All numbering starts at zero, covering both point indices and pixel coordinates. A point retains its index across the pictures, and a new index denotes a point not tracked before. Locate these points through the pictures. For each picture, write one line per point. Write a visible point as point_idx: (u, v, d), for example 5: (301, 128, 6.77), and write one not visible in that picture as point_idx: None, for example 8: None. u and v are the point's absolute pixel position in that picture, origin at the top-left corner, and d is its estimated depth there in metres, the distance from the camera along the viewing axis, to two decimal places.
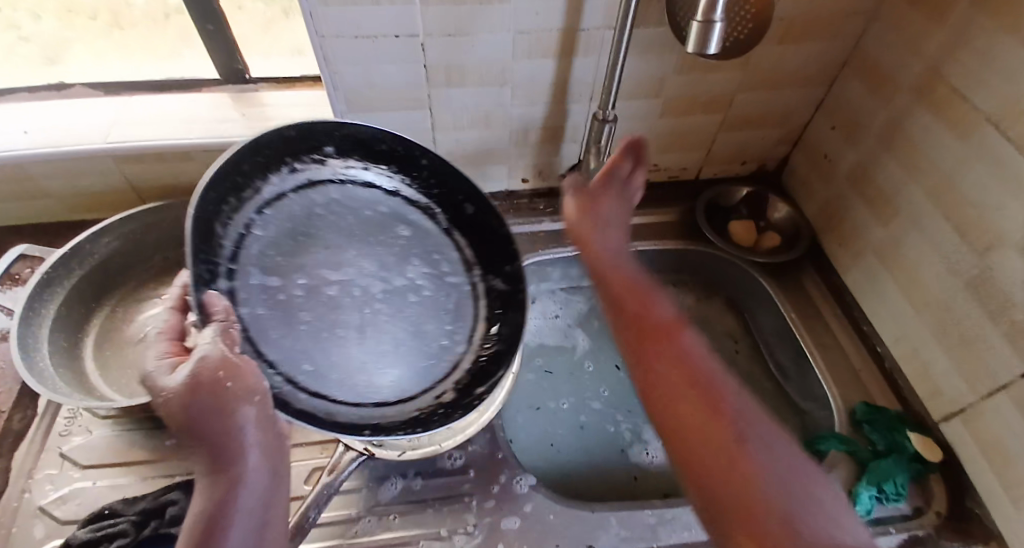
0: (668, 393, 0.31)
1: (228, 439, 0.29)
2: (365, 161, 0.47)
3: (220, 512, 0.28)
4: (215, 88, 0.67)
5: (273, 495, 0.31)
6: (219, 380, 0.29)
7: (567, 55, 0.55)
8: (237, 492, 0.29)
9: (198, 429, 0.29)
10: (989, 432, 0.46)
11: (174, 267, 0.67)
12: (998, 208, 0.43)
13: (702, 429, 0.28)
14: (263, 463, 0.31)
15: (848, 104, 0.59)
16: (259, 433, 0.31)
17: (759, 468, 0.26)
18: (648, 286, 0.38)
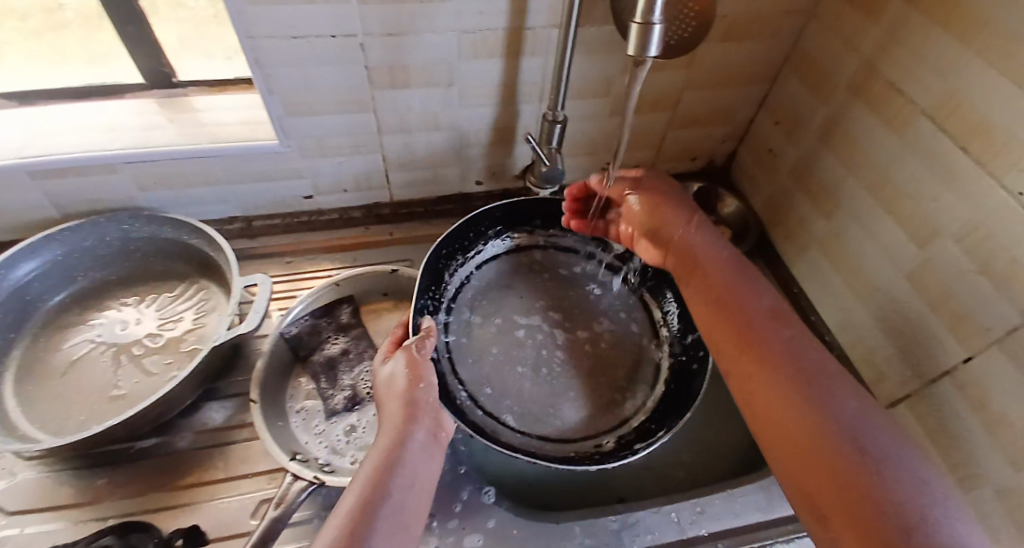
0: (778, 410, 0.36)
1: (418, 405, 0.42)
2: (509, 235, 0.64)
3: (395, 455, 0.37)
4: (142, 95, 0.62)
5: (426, 462, 0.39)
6: (419, 367, 0.45)
7: (514, 54, 0.54)
8: (407, 444, 0.38)
9: (400, 406, 0.42)
10: (933, 417, 0.47)
11: (103, 289, 0.62)
12: (934, 199, 0.44)
13: (799, 432, 0.35)
14: (426, 435, 0.40)
15: (788, 100, 0.60)
16: (428, 412, 0.42)
17: (857, 476, 0.31)
18: (777, 314, 0.42)
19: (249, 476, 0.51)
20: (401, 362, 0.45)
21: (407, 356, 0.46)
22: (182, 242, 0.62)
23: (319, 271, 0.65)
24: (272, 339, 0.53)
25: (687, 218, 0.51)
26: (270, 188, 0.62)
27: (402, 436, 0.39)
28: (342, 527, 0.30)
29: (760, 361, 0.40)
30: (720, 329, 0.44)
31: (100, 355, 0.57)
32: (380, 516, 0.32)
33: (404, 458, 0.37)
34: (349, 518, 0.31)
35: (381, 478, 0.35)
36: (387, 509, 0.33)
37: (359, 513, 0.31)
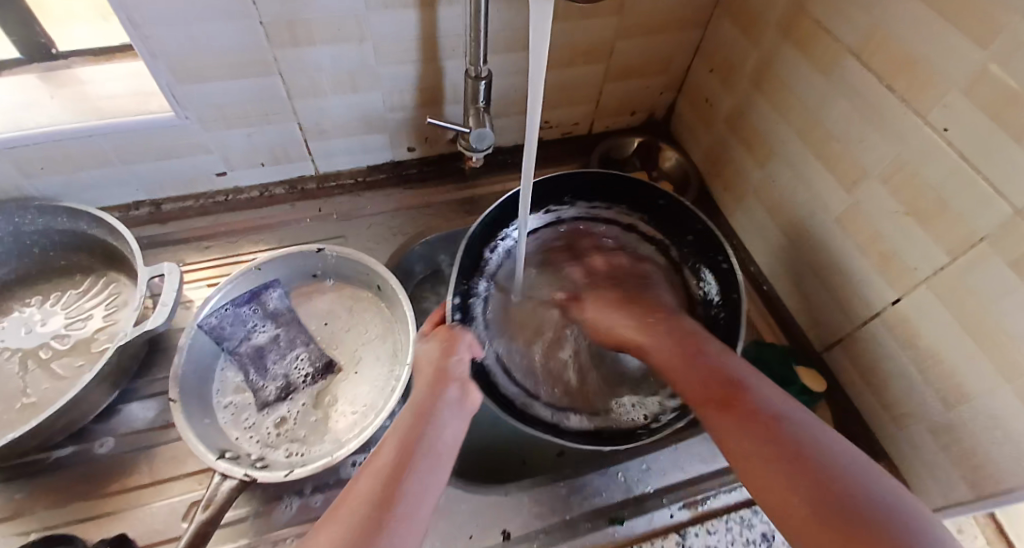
0: (740, 436, 0.35)
1: (449, 371, 0.42)
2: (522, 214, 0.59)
3: (426, 411, 0.38)
4: (12, 69, 0.55)
5: (458, 423, 0.38)
6: (452, 342, 0.45)
7: (429, 5, 0.49)
8: (436, 404, 0.39)
9: (432, 376, 0.41)
10: (867, 358, 0.48)
11: (1, 291, 0.56)
12: (861, 140, 0.44)
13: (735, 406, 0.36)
14: (457, 395, 0.40)
15: (721, 44, 0.58)
16: (456, 377, 0.41)
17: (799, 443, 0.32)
18: (689, 337, 0.45)
19: (182, 476, 0.48)
20: (436, 342, 0.45)
21: (444, 338, 0.45)
22: (83, 233, 0.56)
23: (242, 254, 0.61)
24: (191, 333, 0.49)
25: (630, 318, 0.49)
26: (177, 166, 0.57)
27: (432, 396, 0.39)
28: (376, 484, 0.31)
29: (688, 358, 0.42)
30: (679, 373, 0.42)
31: (4, 361, 0.52)
32: (413, 470, 0.33)
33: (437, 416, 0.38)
34: (381, 475, 0.32)
35: (412, 435, 0.35)
36: (421, 461, 0.33)
37: (396, 466, 0.32)
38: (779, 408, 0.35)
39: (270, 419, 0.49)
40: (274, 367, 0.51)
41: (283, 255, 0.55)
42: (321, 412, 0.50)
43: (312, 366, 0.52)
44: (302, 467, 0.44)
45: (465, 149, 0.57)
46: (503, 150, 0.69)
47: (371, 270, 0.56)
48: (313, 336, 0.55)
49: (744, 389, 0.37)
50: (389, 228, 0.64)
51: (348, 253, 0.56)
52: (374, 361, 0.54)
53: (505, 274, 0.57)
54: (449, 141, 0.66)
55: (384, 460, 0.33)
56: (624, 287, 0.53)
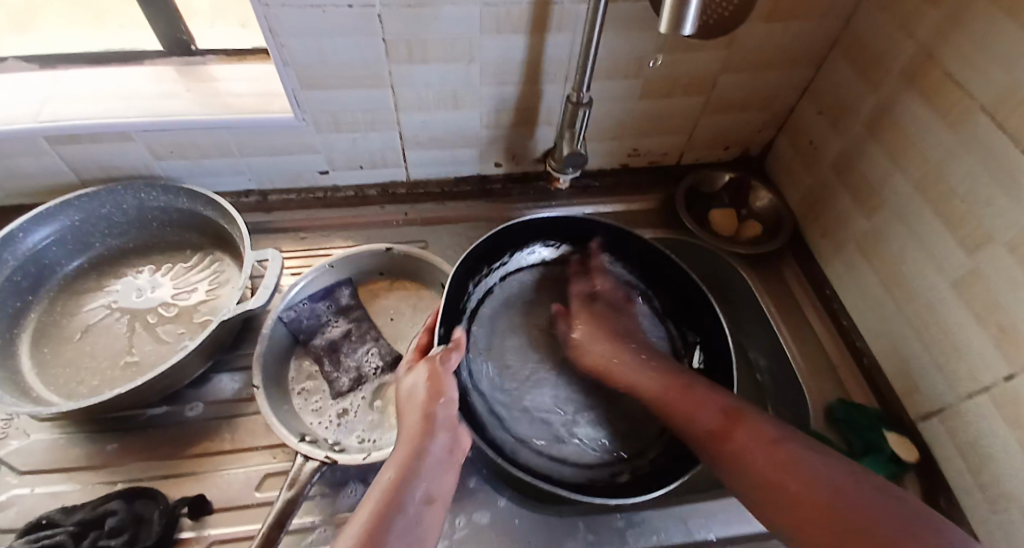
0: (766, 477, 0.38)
1: (435, 419, 0.39)
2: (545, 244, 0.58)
3: (407, 474, 0.36)
4: (160, 62, 0.61)
5: (440, 478, 0.37)
6: (441, 380, 0.41)
7: (539, 31, 0.51)
8: (423, 456, 0.37)
9: (425, 415, 0.39)
10: (966, 433, 0.44)
11: (121, 257, 0.62)
12: (987, 203, 0.41)
13: (793, 467, 0.37)
14: (445, 446, 0.39)
15: (834, 87, 0.57)
16: (446, 427, 0.40)
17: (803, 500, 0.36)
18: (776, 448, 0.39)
19: (256, 449, 0.51)
20: (423, 374, 0.42)
21: (430, 371, 0.42)
22: (196, 213, 0.61)
23: (333, 248, 0.64)
24: (271, 324, 0.52)
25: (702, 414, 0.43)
26: (284, 161, 0.61)
27: (417, 449, 0.37)
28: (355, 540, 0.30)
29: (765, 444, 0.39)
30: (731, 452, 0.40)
31: (116, 321, 0.57)
32: (390, 535, 0.31)
33: (419, 474, 0.36)
34: (357, 535, 0.31)
35: (392, 496, 0.34)
36: (396, 536, 0.31)
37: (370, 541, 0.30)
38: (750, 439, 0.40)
39: (341, 407, 0.51)
40: (346, 359, 0.54)
41: (358, 250, 0.58)
42: (388, 403, 0.52)
43: (382, 360, 0.54)
44: (378, 451, 0.46)
45: (552, 170, 0.59)
46: (587, 173, 0.69)
47: (436, 268, 0.59)
48: (381, 333, 0.57)
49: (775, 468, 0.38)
50: (470, 238, 0.66)
51: (414, 252, 0.59)
52: None
53: (492, 301, 0.55)
54: (536, 159, 0.68)
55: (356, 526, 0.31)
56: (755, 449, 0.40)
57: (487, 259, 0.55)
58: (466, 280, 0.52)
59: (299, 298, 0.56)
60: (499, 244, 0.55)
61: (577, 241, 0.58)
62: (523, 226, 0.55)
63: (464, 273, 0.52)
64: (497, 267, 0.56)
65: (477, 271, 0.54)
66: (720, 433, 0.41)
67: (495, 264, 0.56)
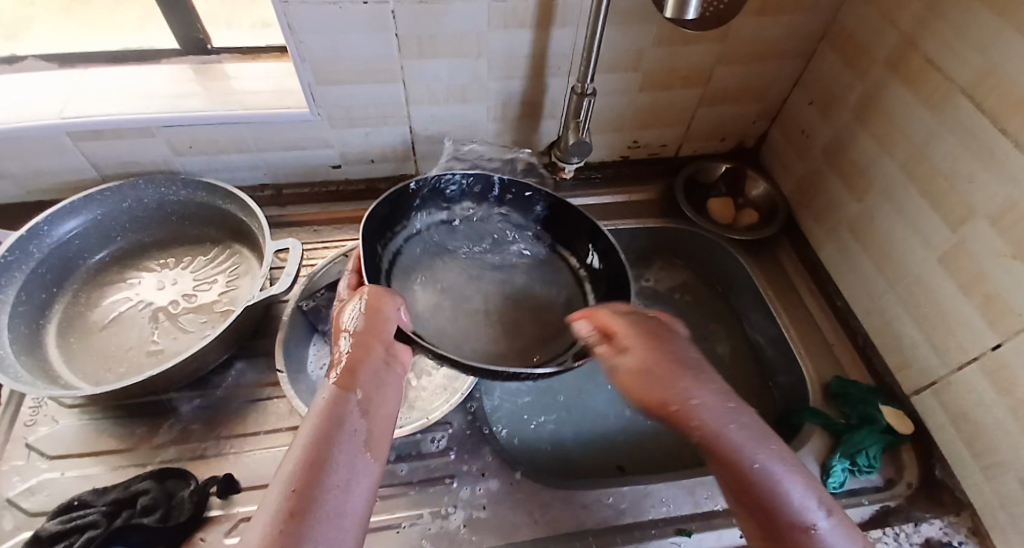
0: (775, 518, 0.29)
1: (369, 337, 0.39)
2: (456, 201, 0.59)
3: (333, 410, 0.33)
4: (176, 61, 0.63)
5: (377, 394, 0.37)
6: (379, 303, 0.42)
7: (544, 26, 0.54)
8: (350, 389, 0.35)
9: (359, 342, 0.38)
10: (956, 402, 0.47)
11: (140, 251, 0.64)
12: (971, 180, 0.43)
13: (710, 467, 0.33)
14: (385, 360, 0.39)
15: (823, 78, 0.59)
16: (382, 341, 0.39)
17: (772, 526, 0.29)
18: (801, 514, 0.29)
19: (279, 431, 0.53)
20: (361, 306, 0.41)
21: (365, 297, 0.42)
22: (214, 207, 0.63)
23: (345, 240, 0.66)
24: (291, 312, 0.54)
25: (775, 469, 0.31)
26: (297, 156, 0.64)
27: (346, 382, 0.36)
28: (305, 455, 0.30)
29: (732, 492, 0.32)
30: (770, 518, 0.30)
31: (138, 312, 0.59)
32: (338, 445, 0.31)
33: (346, 409, 0.34)
34: (297, 463, 0.29)
35: (324, 431, 0.32)
36: (343, 443, 0.32)
37: (314, 460, 0.30)
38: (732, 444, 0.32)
39: None
40: None
41: None
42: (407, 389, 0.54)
43: None
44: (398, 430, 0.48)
45: (557, 160, 0.61)
46: (591, 165, 0.71)
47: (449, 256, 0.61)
48: None
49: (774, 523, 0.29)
50: None
51: None
52: None
53: (404, 261, 0.55)
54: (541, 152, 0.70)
55: (296, 455, 0.30)
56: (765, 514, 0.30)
57: (385, 225, 0.54)
58: (376, 240, 0.52)
59: (318, 287, 0.58)
60: (399, 204, 0.55)
61: (459, 199, 0.59)
62: (428, 183, 0.56)
63: (373, 230, 0.51)
64: (397, 234, 0.55)
65: (381, 237, 0.53)
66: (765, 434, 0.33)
67: (398, 230, 0.55)
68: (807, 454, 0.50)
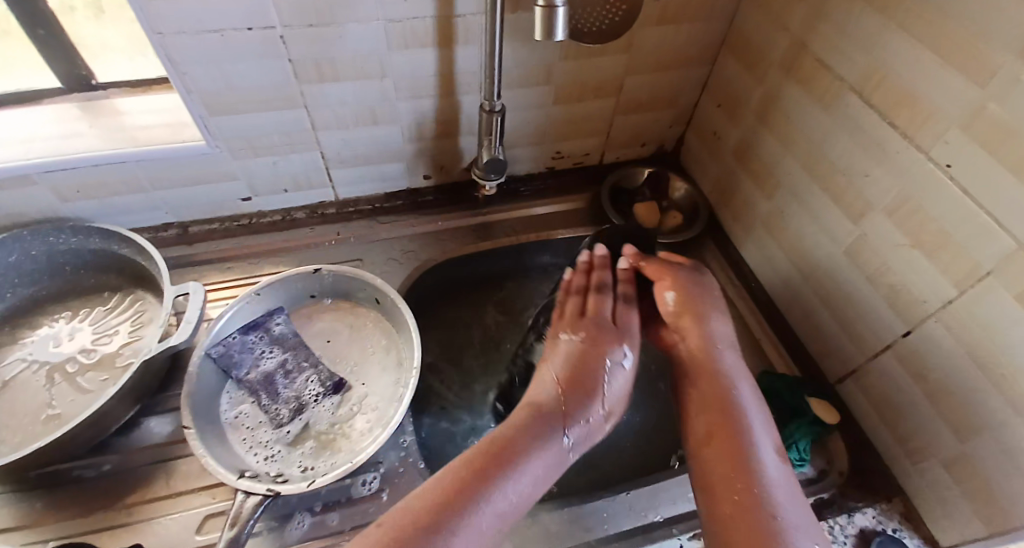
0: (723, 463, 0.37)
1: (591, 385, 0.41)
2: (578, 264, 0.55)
3: (534, 438, 0.37)
4: (59, 101, 0.59)
5: (546, 466, 0.37)
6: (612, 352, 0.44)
7: (447, 44, 0.52)
8: (552, 440, 0.38)
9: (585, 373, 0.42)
10: (876, 389, 0.48)
11: (34, 306, 0.59)
12: (865, 174, 0.45)
13: (725, 441, 0.38)
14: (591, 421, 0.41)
15: (727, 82, 0.60)
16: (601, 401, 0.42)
17: (720, 453, 0.38)
18: (727, 443, 0.38)
19: (195, 490, 0.49)
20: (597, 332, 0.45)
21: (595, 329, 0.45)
22: (114, 252, 0.59)
23: (262, 274, 0.63)
24: (196, 362, 0.50)
25: (743, 390, 0.42)
26: (203, 191, 0.60)
27: (537, 434, 0.37)
28: (471, 471, 0.33)
29: (724, 444, 0.38)
30: (717, 454, 0.38)
31: (32, 375, 0.54)
32: (503, 491, 0.33)
33: (535, 455, 0.36)
34: (468, 468, 0.33)
35: (509, 456, 0.35)
36: (504, 495, 0.33)
37: (497, 452, 0.35)
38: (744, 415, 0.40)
39: (283, 441, 0.50)
40: (283, 391, 0.52)
41: (284, 277, 0.57)
42: (335, 432, 0.51)
43: (322, 386, 0.54)
44: (321, 476, 0.45)
45: (477, 178, 0.60)
46: (516, 179, 0.70)
47: (369, 285, 0.59)
48: (320, 357, 0.56)
49: (728, 444, 0.38)
50: (405, 252, 0.66)
51: (345, 271, 0.59)
52: (380, 370, 0.56)
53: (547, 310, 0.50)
54: (464, 169, 0.69)
55: (478, 461, 0.34)
56: (720, 427, 0.39)
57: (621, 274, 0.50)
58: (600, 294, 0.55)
59: (228, 332, 0.54)
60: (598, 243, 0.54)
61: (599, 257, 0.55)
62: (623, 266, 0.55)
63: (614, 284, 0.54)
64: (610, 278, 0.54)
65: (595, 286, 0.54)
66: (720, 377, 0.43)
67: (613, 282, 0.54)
68: None
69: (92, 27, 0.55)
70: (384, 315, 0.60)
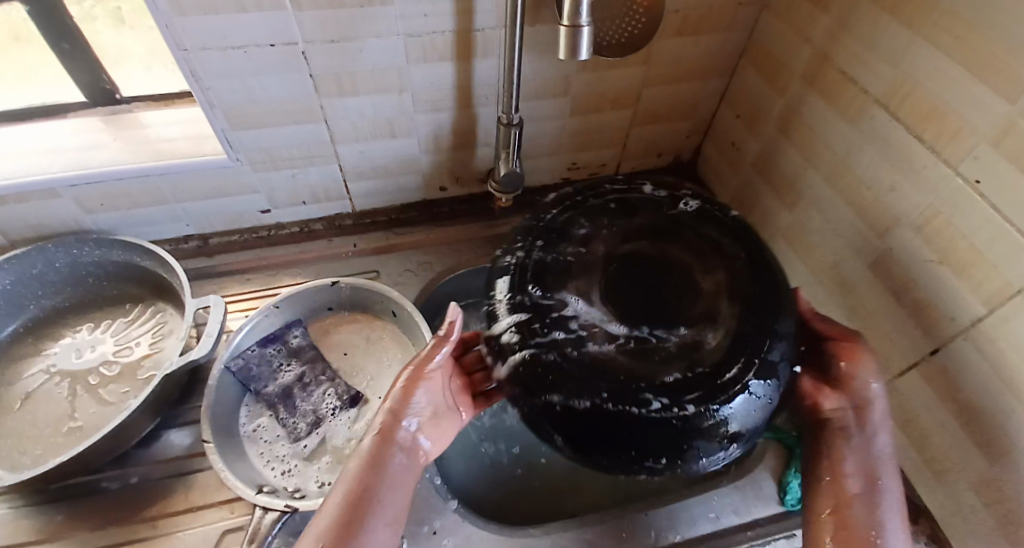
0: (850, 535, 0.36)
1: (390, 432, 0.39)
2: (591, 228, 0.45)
3: (373, 467, 0.37)
4: (83, 114, 0.59)
5: (399, 482, 0.37)
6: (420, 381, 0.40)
7: (465, 58, 0.52)
8: (387, 465, 0.37)
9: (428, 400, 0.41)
10: (901, 409, 0.47)
11: (56, 317, 0.60)
12: (892, 189, 0.44)
13: (851, 514, 0.37)
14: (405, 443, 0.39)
15: (747, 92, 0.60)
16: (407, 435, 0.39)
17: (840, 525, 0.37)
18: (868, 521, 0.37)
19: (214, 504, 0.49)
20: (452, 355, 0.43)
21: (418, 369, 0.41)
22: (135, 264, 0.59)
23: (281, 286, 0.63)
24: (217, 375, 0.51)
25: (889, 475, 0.39)
26: (222, 203, 0.61)
27: (377, 463, 0.37)
28: (335, 522, 0.34)
29: (852, 525, 0.37)
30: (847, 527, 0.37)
31: (55, 386, 0.55)
32: (363, 528, 0.34)
33: (381, 483, 0.36)
34: (333, 518, 0.34)
35: (357, 495, 0.35)
36: (371, 525, 0.34)
37: (354, 501, 0.35)
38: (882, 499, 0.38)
39: (301, 455, 0.50)
40: (302, 404, 0.53)
41: (303, 290, 0.57)
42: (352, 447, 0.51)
43: (339, 400, 0.54)
44: None
45: (494, 191, 0.60)
46: (532, 190, 0.70)
47: (384, 297, 0.58)
48: (337, 370, 0.57)
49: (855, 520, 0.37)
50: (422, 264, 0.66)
51: (362, 283, 0.59)
52: None
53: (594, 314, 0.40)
54: (480, 181, 0.69)
55: (332, 512, 0.34)
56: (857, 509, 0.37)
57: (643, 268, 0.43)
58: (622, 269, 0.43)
59: (247, 344, 0.55)
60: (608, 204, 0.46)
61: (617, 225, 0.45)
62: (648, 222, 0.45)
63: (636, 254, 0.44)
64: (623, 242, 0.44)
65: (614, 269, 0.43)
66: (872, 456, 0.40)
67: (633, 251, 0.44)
68: (763, 473, 0.51)
69: (115, 35, 0.54)
70: (401, 328, 0.60)
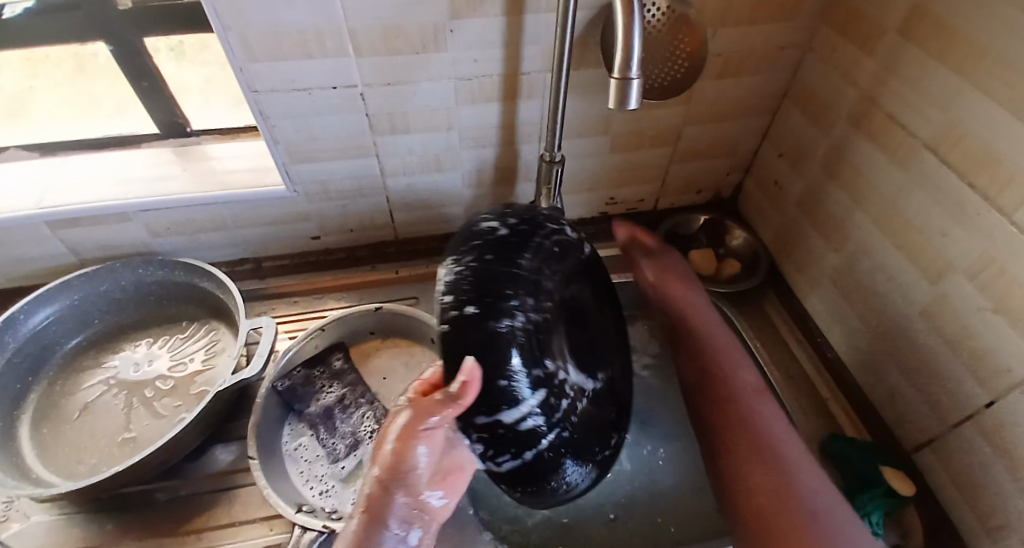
0: (756, 476, 0.40)
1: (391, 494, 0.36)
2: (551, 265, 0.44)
3: (372, 538, 0.34)
4: (156, 145, 0.64)
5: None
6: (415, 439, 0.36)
7: (511, 98, 0.55)
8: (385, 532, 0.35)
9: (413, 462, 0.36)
10: (956, 463, 0.45)
11: (118, 332, 0.64)
12: (944, 234, 0.43)
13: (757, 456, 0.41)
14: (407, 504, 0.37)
15: (790, 132, 0.60)
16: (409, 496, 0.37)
17: (741, 473, 0.41)
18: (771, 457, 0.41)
19: (254, 521, 0.51)
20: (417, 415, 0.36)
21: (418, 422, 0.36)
22: (192, 284, 0.63)
23: (327, 310, 0.66)
24: (264, 393, 0.53)
25: (783, 421, 0.44)
26: (276, 230, 0.64)
27: (373, 533, 0.35)
28: None
29: (761, 456, 0.41)
30: (754, 474, 0.40)
31: (113, 397, 0.58)
32: None
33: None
34: None
35: None
36: None
37: None
38: (777, 435, 0.42)
39: (338, 476, 0.51)
40: (341, 425, 0.54)
41: (348, 314, 0.60)
42: None
43: (377, 423, 0.55)
44: None
45: None
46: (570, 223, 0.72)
47: (425, 324, 0.60)
48: (376, 394, 0.58)
49: (765, 460, 0.41)
50: None
51: (404, 310, 0.61)
52: None
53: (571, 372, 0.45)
54: None
55: None
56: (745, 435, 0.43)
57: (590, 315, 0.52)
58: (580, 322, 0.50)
59: (293, 365, 0.57)
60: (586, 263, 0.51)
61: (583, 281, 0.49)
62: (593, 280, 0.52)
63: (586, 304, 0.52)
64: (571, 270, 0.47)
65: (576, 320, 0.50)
66: (752, 405, 0.45)
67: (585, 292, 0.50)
68: None
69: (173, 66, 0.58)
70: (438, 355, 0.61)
